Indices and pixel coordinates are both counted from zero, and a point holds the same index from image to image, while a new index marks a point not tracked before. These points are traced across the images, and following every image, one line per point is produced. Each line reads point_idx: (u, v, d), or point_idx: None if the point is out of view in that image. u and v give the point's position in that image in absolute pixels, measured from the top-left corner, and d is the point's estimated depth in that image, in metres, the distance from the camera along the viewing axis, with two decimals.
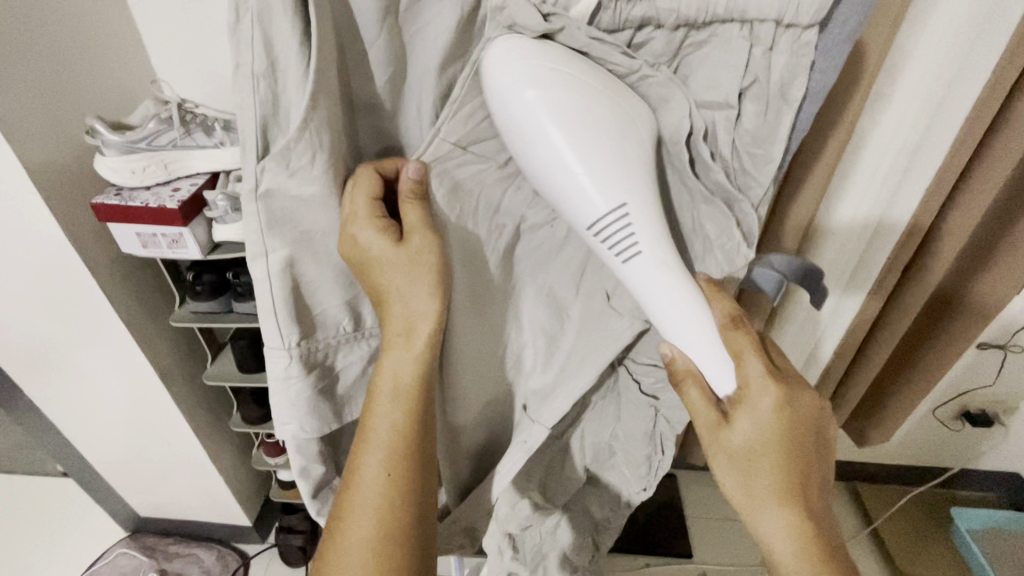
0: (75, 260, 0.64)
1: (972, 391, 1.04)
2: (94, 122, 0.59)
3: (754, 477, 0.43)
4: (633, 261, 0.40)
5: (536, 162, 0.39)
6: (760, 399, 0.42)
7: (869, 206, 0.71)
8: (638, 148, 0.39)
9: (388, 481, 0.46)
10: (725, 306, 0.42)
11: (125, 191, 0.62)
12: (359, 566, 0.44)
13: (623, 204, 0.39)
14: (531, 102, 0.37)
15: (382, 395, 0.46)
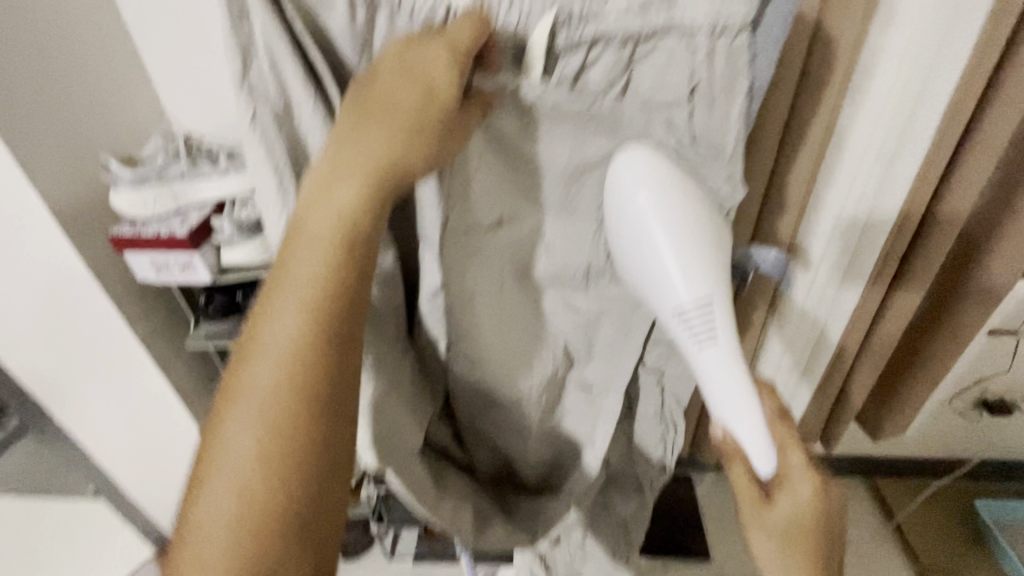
0: (93, 288, 0.67)
1: (988, 379, 1.02)
2: (109, 159, 0.66)
3: (790, 551, 0.45)
4: (707, 349, 0.42)
5: (637, 254, 0.42)
6: (800, 485, 0.45)
7: (861, 198, 0.71)
8: (716, 245, 0.42)
9: (298, 330, 0.38)
10: (773, 401, 0.46)
11: (139, 221, 0.66)
12: (245, 421, 0.38)
13: (708, 298, 0.41)
14: (642, 205, 0.41)
15: (305, 243, 0.39)
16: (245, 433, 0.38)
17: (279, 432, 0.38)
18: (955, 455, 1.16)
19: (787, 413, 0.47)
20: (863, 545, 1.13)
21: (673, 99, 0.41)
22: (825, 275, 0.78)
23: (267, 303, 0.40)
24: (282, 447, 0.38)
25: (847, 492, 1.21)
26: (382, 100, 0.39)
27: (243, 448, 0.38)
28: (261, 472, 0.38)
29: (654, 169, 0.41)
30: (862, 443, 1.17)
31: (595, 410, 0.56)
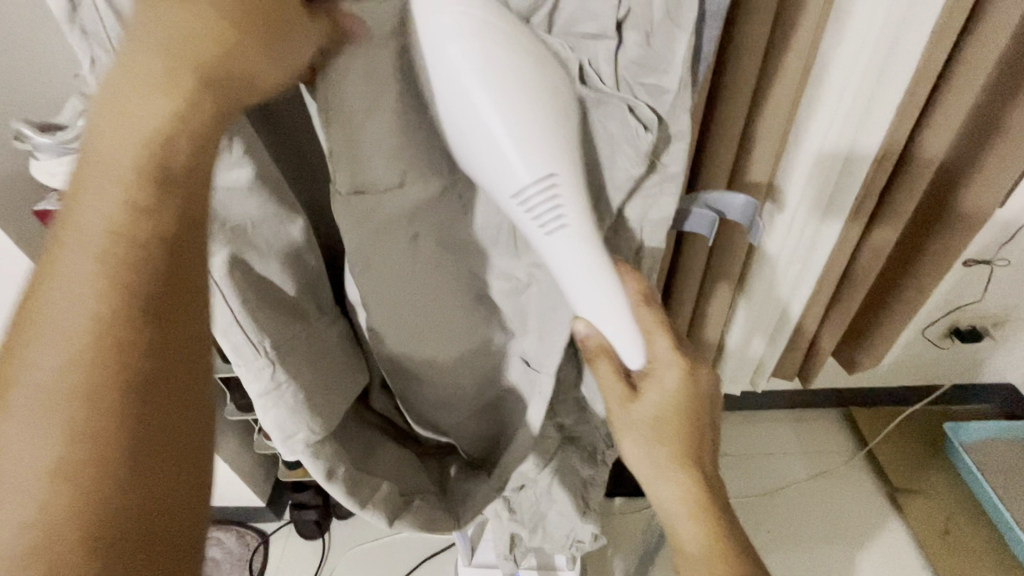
0: (30, 267, 0.63)
1: (961, 308, 1.04)
2: (20, 126, 0.57)
3: (657, 444, 0.45)
4: (556, 234, 0.35)
5: (455, 129, 0.33)
6: (667, 373, 0.44)
7: (839, 134, 0.68)
8: (564, 113, 0.34)
9: (98, 276, 0.27)
10: (638, 281, 0.41)
11: (67, 195, 0.60)
12: (47, 426, 0.26)
13: (551, 173, 0.33)
14: (455, 60, 0.31)
15: (106, 161, 0.27)
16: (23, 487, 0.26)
17: (98, 431, 0.27)
18: (926, 381, 1.20)
19: (652, 293, 0.42)
20: (837, 472, 1.18)
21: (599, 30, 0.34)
22: (803, 216, 0.76)
23: (39, 286, 0.28)
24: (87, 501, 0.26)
25: (821, 421, 1.25)
26: (173, 43, 0.27)
27: (44, 455, 0.26)
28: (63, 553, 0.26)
29: (480, 38, 0.31)
30: (837, 376, 1.19)
31: (535, 389, 0.49)
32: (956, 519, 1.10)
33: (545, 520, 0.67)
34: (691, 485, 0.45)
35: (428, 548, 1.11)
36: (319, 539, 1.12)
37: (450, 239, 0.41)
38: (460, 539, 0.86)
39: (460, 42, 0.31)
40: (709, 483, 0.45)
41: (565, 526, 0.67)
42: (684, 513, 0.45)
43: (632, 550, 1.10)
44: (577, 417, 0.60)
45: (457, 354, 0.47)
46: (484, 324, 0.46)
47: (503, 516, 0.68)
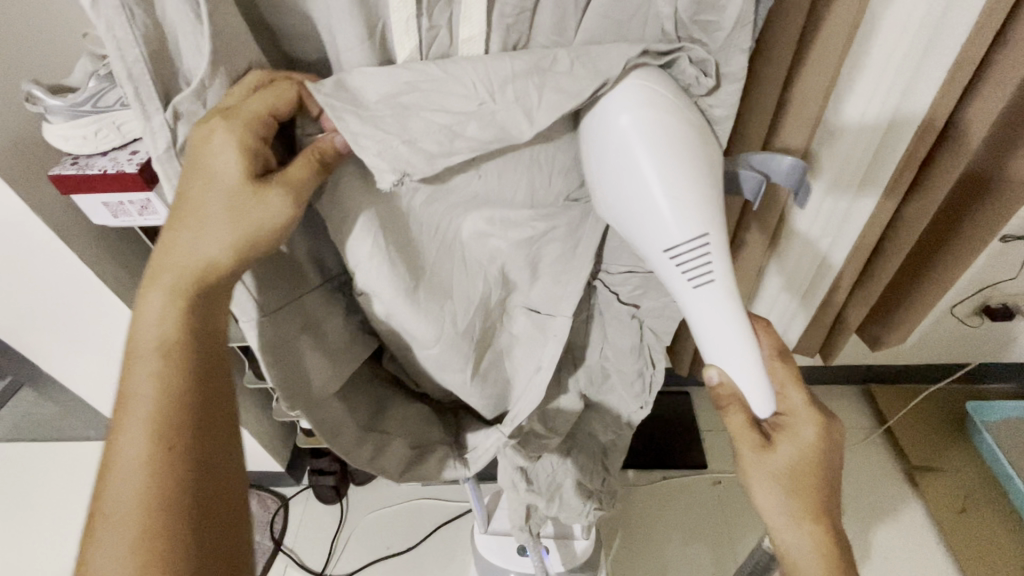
0: (48, 236, 0.62)
1: (994, 286, 1.00)
2: (30, 87, 0.55)
3: (792, 495, 0.45)
4: (703, 289, 0.38)
5: (617, 190, 0.37)
6: (803, 425, 0.45)
7: (882, 100, 0.64)
8: (713, 183, 0.37)
9: (161, 392, 0.38)
10: (771, 340, 0.48)
11: (82, 159, 0.59)
12: (128, 502, 0.36)
13: (704, 233, 0.36)
14: (626, 128, 0.36)
15: (145, 328, 0.39)
16: (129, 496, 0.36)
17: (173, 502, 0.37)
18: (949, 360, 1.17)
19: (783, 353, 0.48)
20: (852, 448, 1.17)
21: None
22: (836, 188, 0.72)
23: (121, 397, 0.38)
24: (170, 504, 0.36)
25: (840, 397, 1.24)
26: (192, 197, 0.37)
27: (125, 522, 0.36)
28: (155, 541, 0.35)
29: (650, 119, 0.35)
30: (859, 353, 1.17)
31: (547, 337, 0.49)
32: (974, 497, 1.09)
33: (560, 491, 0.67)
34: (821, 537, 0.45)
35: (444, 514, 1.13)
36: (338, 504, 1.15)
37: (449, 200, 0.43)
38: (477, 507, 0.87)
39: (635, 122, 0.35)
40: (838, 529, 0.45)
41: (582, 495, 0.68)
42: (811, 557, 0.45)
43: (645, 521, 1.11)
44: (602, 379, 0.60)
45: (434, 339, 0.46)
46: (482, 282, 0.47)
47: (520, 488, 0.65)
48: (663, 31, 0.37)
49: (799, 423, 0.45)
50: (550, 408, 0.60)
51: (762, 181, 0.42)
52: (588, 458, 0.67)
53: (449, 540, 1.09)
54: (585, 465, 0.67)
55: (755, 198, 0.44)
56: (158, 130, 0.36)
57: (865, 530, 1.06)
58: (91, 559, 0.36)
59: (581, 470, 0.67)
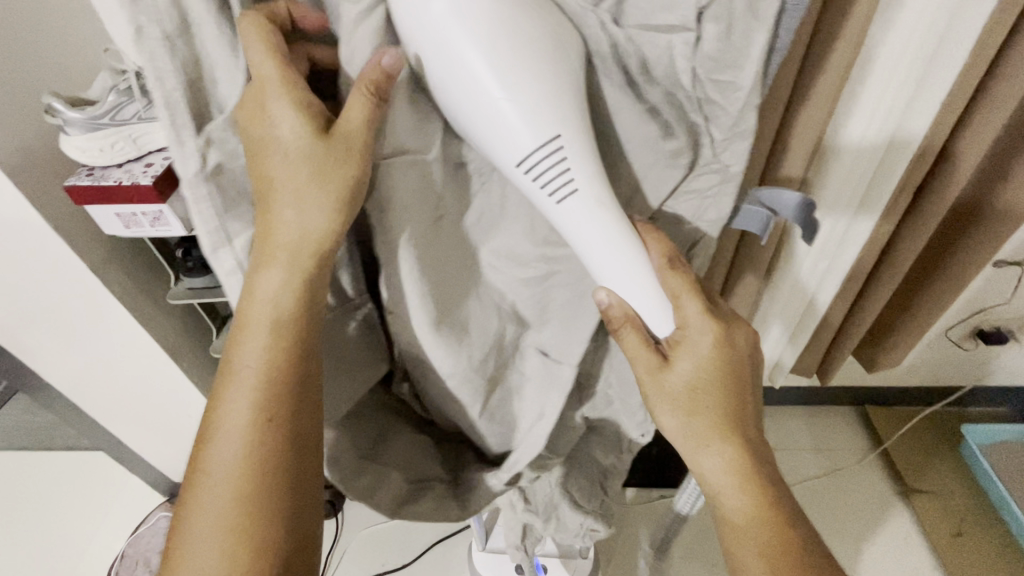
0: (59, 245, 0.63)
1: (987, 310, 1.02)
2: (50, 99, 0.56)
3: (696, 413, 0.45)
4: (568, 201, 0.38)
5: (452, 92, 0.36)
6: (700, 339, 0.44)
7: (878, 128, 0.66)
8: (570, 83, 0.36)
9: (267, 370, 0.41)
10: (663, 247, 0.42)
11: (97, 170, 0.60)
12: (230, 461, 0.41)
13: (557, 136, 0.36)
14: (441, 15, 0.33)
15: (252, 312, 0.42)
16: (233, 455, 0.41)
17: (271, 466, 0.42)
18: (943, 383, 1.19)
19: (677, 258, 0.42)
20: (848, 469, 1.17)
21: (681, 20, 0.36)
22: (832, 212, 0.74)
23: (227, 366, 0.42)
24: (259, 472, 0.41)
25: (836, 418, 1.25)
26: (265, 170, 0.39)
27: (225, 475, 0.41)
28: (246, 502, 0.41)
29: (467, 7, 0.33)
30: (855, 374, 1.18)
31: (552, 382, 0.49)
32: (969, 521, 1.09)
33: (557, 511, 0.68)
34: (735, 452, 0.45)
35: (439, 531, 1.12)
36: (333, 520, 1.13)
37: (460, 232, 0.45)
38: (476, 524, 0.87)
39: (460, 10, 0.33)
40: (749, 444, 0.45)
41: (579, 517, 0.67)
42: (724, 475, 0.45)
43: (642, 540, 1.10)
44: (604, 407, 0.60)
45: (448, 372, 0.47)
46: (495, 318, 0.48)
47: (518, 506, 0.68)
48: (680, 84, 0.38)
49: (698, 332, 0.44)
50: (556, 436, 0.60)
51: (769, 219, 0.44)
52: (585, 482, 0.67)
53: (445, 558, 1.08)
54: (584, 486, 0.67)
55: (760, 234, 0.45)
56: (191, 154, 0.38)
57: (861, 551, 1.06)
58: (200, 502, 0.42)
59: (576, 493, 0.67)
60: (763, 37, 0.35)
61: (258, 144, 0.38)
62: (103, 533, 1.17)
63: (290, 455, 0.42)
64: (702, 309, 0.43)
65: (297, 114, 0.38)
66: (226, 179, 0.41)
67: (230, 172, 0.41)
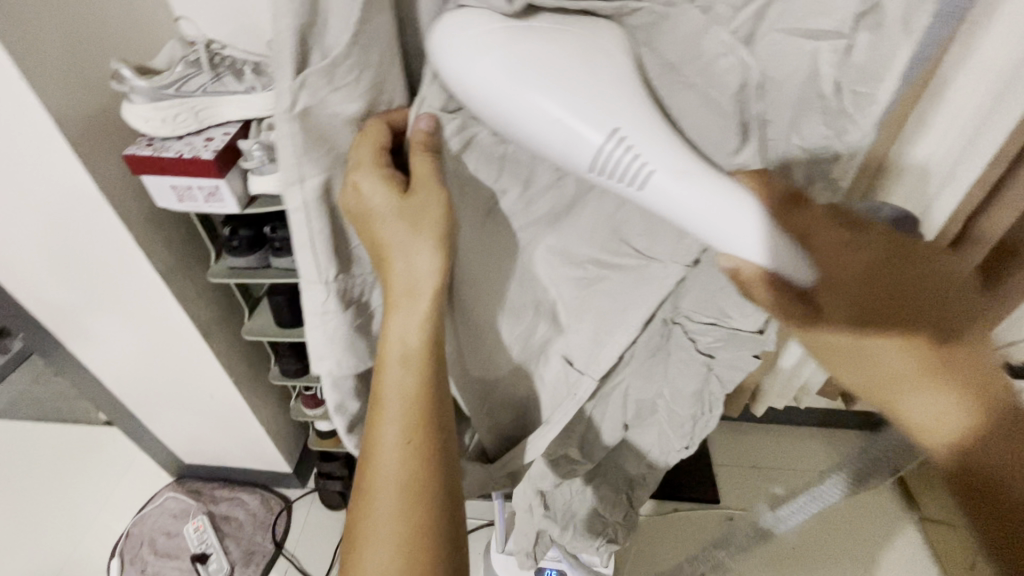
0: (107, 214, 0.61)
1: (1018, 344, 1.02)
2: (118, 66, 0.55)
3: (863, 361, 0.39)
4: (650, 182, 0.34)
5: (518, 125, 0.34)
6: (842, 274, 0.37)
7: (944, 153, 0.65)
8: (616, 68, 0.34)
9: (411, 385, 0.40)
10: (774, 189, 0.36)
11: (156, 141, 0.59)
12: (393, 479, 0.39)
13: (616, 126, 0.33)
14: (488, 65, 0.33)
15: (407, 291, 0.40)
16: (393, 472, 0.39)
17: (429, 487, 0.39)
18: None
19: (792, 195, 0.36)
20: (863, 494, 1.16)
21: (837, 25, 0.32)
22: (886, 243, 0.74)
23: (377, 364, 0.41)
24: (426, 434, 0.40)
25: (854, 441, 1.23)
26: (373, 240, 0.40)
27: (388, 475, 0.39)
28: (418, 489, 0.39)
29: (533, 37, 0.34)
30: None
31: (568, 392, 0.49)
32: None
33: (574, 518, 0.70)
34: (939, 389, 0.37)
35: None
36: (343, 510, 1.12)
37: (520, 221, 0.42)
38: (499, 523, 0.86)
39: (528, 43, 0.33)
40: (948, 359, 0.37)
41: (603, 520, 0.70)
42: (933, 402, 0.38)
43: (655, 553, 1.09)
44: (649, 414, 0.57)
45: (484, 357, 0.48)
46: (531, 312, 0.46)
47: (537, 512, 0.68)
48: (820, 93, 0.35)
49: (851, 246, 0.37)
50: (590, 440, 0.59)
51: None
52: (611, 489, 0.67)
53: None
54: (609, 494, 0.67)
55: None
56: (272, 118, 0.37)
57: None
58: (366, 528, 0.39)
59: (602, 497, 0.68)
60: (910, 49, 0.32)
61: (366, 219, 0.40)
62: (107, 510, 1.15)
63: (445, 431, 0.41)
64: (842, 239, 0.37)
65: (383, 179, 0.39)
66: (312, 121, 0.37)
67: (317, 118, 0.37)
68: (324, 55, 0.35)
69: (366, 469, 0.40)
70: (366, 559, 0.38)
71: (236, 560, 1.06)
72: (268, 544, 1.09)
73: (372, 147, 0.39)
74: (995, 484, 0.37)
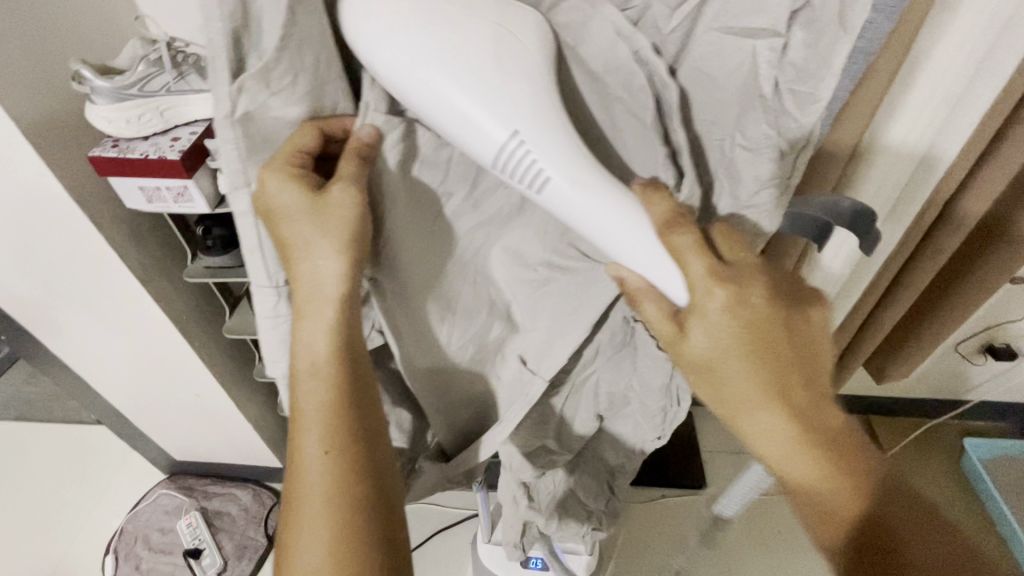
0: (77, 216, 0.61)
1: (1000, 325, 1.02)
2: (78, 67, 0.54)
3: (727, 386, 0.39)
4: (546, 188, 0.36)
5: (432, 112, 0.35)
6: (708, 297, 0.37)
7: (916, 138, 0.65)
8: (528, 61, 0.35)
9: (326, 403, 0.41)
10: (663, 205, 0.38)
11: (122, 142, 0.58)
12: (317, 499, 0.40)
13: (515, 130, 0.35)
14: (396, 50, 0.34)
15: (314, 302, 0.41)
16: (318, 494, 0.40)
17: (356, 504, 0.40)
18: (947, 396, 1.19)
19: (681, 215, 0.38)
20: None
21: (771, 24, 0.36)
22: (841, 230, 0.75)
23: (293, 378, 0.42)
24: (345, 451, 0.41)
25: None
26: (286, 243, 0.40)
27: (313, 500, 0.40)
28: (340, 511, 0.40)
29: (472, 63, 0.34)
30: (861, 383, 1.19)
31: (522, 391, 0.49)
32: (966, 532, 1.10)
33: (558, 507, 0.69)
34: (783, 418, 0.38)
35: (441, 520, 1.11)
36: None
37: (472, 224, 0.45)
38: (484, 514, 0.87)
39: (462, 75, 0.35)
40: (807, 406, 0.39)
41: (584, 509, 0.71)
42: (785, 441, 0.39)
43: (643, 539, 1.11)
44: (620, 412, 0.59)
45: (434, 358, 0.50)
46: (482, 311, 0.48)
47: (521, 502, 0.65)
48: (761, 94, 0.38)
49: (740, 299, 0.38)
50: (565, 433, 0.59)
51: (827, 225, 0.44)
52: (590, 481, 0.67)
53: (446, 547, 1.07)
54: (590, 485, 0.67)
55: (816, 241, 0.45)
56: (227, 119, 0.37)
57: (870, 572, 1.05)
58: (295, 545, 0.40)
59: (583, 486, 0.67)
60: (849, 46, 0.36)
61: (277, 220, 0.40)
62: (101, 507, 1.16)
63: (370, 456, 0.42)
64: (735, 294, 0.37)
65: (292, 182, 0.39)
66: (254, 127, 0.38)
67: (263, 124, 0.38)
68: (276, 55, 0.35)
69: (291, 496, 0.41)
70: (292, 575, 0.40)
71: (229, 555, 1.07)
72: (260, 538, 1.10)
73: (297, 147, 0.39)
74: (828, 504, 0.40)
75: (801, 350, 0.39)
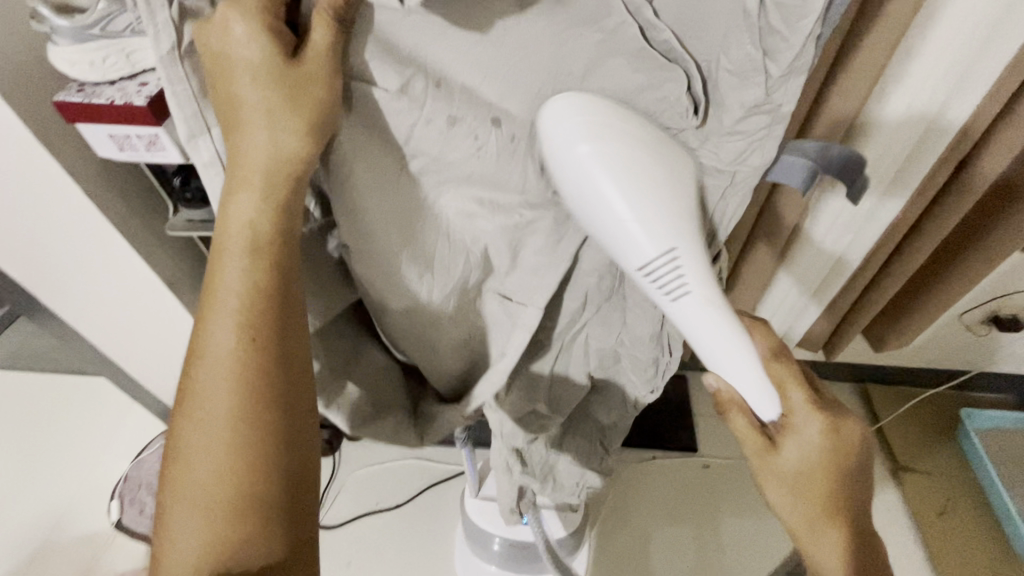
0: (51, 164, 0.60)
1: (1008, 296, 0.99)
2: (37, 4, 0.52)
3: (804, 500, 0.44)
4: (681, 301, 0.38)
5: (595, 221, 0.38)
6: (806, 425, 0.44)
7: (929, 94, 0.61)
8: (683, 183, 0.38)
9: (239, 337, 0.38)
10: (768, 341, 0.46)
11: (89, 87, 0.56)
12: (210, 440, 0.38)
13: (673, 247, 0.37)
14: (583, 157, 0.36)
15: (249, 171, 0.38)
16: (207, 438, 0.38)
17: (249, 455, 0.38)
18: (948, 367, 1.17)
19: (780, 351, 0.46)
20: None
21: None
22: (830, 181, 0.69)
23: (209, 294, 0.40)
24: (249, 394, 0.38)
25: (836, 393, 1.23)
26: (231, 101, 0.38)
27: (203, 447, 0.38)
28: (230, 461, 0.38)
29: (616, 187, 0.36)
30: (859, 352, 1.17)
31: (513, 324, 0.49)
32: (956, 502, 1.10)
33: (553, 471, 0.68)
34: (849, 545, 0.44)
35: (435, 476, 1.13)
36: (329, 459, 1.15)
37: (441, 175, 0.44)
38: (471, 472, 0.88)
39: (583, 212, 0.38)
40: (858, 530, 0.44)
41: (576, 474, 0.69)
42: (836, 559, 0.44)
43: (633, 501, 1.12)
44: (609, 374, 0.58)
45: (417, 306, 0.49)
46: (462, 262, 0.47)
47: (514, 468, 0.65)
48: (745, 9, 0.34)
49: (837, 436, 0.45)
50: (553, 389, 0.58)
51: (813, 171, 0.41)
52: (583, 442, 0.67)
53: (438, 502, 1.10)
54: (583, 446, 0.67)
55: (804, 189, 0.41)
56: None
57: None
58: (178, 484, 0.39)
59: (577, 449, 0.67)
60: None
61: (226, 73, 0.37)
62: (107, 456, 1.19)
63: (282, 426, 0.39)
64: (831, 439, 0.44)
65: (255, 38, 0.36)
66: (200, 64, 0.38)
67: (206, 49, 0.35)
68: None
69: (175, 440, 0.39)
70: (172, 518, 0.38)
71: None
72: None
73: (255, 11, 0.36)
74: None
75: (867, 482, 0.46)
